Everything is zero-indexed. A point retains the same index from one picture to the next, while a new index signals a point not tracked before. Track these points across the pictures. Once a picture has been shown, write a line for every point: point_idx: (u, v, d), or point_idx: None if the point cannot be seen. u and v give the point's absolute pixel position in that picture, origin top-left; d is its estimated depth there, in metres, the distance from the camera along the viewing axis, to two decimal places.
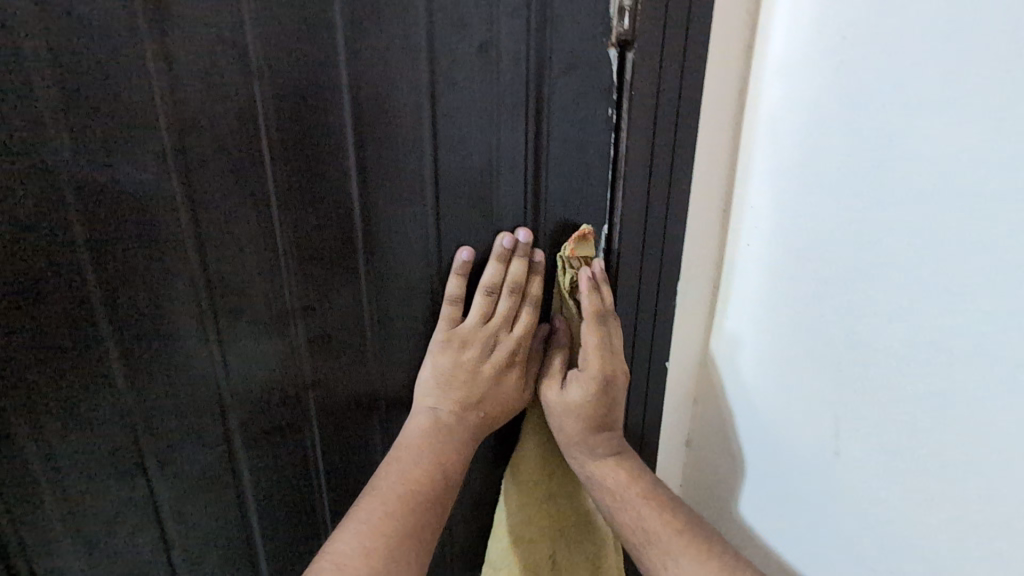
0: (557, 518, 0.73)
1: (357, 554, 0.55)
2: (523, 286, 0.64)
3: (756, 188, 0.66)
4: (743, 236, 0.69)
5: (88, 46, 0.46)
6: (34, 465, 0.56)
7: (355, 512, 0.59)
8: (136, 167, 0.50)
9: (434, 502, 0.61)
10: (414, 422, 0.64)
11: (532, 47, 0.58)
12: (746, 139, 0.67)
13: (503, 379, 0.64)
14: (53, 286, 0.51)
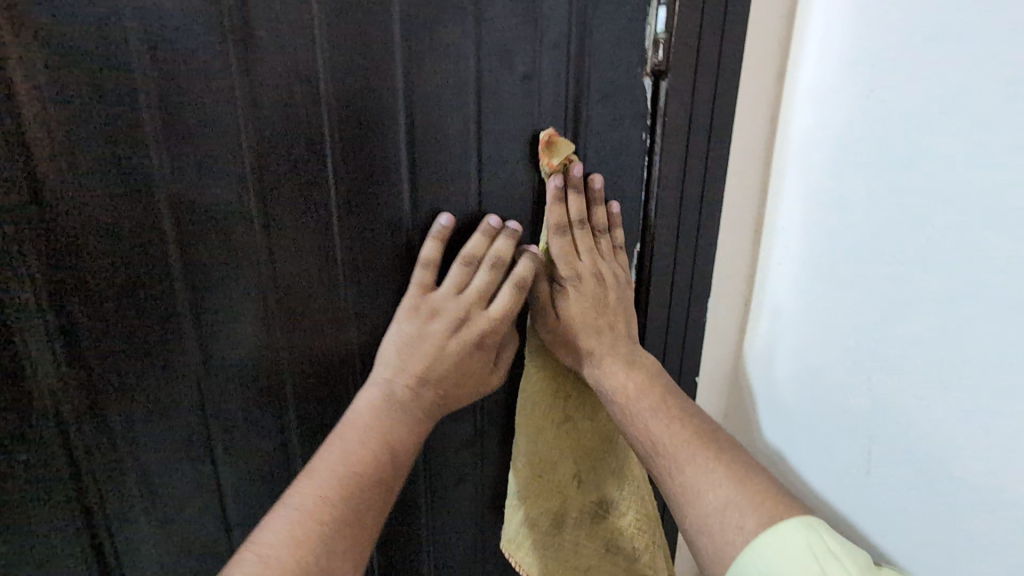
0: (576, 445, 0.71)
1: (286, 543, 0.48)
2: (507, 262, 0.62)
3: (785, 212, 0.69)
4: (773, 257, 0.72)
5: (187, 80, 0.52)
6: (122, 451, 0.62)
7: (288, 496, 0.52)
8: (221, 185, 0.56)
9: (380, 482, 0.55)
10: (364, 396, 0.59)
11: (572, 77, 0.63)
12: (777, 166, 0.70)
13: (470, 357, 0.61)
14: (151, 284, 0.57)
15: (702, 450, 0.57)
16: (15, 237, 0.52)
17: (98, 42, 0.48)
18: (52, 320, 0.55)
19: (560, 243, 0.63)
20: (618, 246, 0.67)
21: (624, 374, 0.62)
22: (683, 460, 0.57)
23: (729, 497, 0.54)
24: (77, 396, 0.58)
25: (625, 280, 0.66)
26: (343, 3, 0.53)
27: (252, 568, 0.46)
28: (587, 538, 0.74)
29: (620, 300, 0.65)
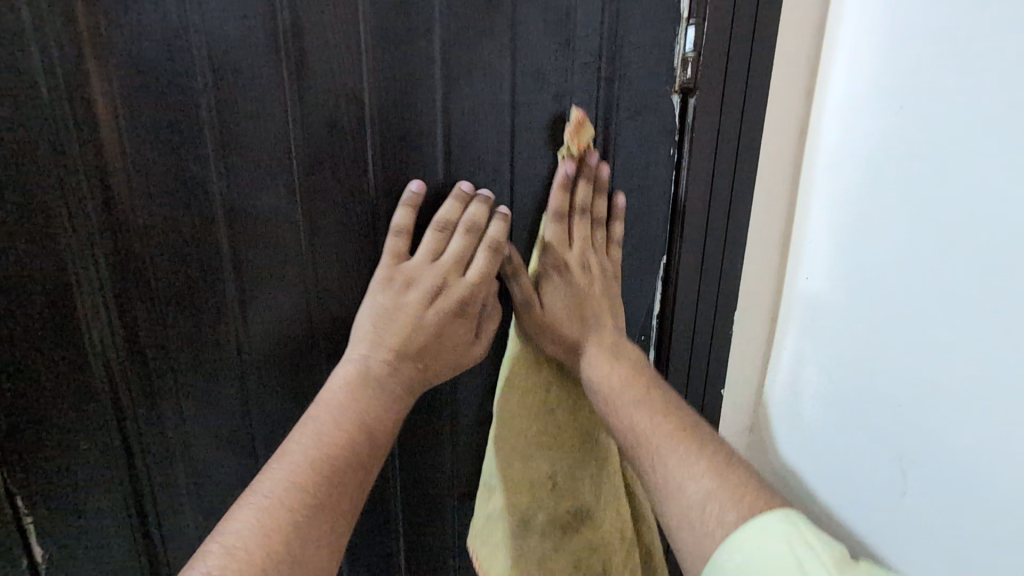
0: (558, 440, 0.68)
1: (254, 533, 0.46)
2: (482, 229, 0.62)
3: (814, 227, 0.70)
4: (801, 272, 0.72)
5: (245, 98, 0.56)
6: (173, 445, 0.65)
7: (258, 484, 0.50)
8: (272, 195, 0.59)
9: (357, 464, 0.53)
10: (340, 372, 0.58)
11: (602, 96, 0.66)
12: (806, 182, 0.70)
13: (449, 327, 0.61)
14: (208, 285, 0.60)
15: (685, 444, 0.56)
16: (83, 234, 0.55)
17: (168, 62, 0.53)
18: (115, 316, 0.58)
19: (554, 228, 0.65)
20: (613, 240, 0.68)
21: (608, 366, 0.63)
22: (665, 452, 0.56)
23: (708, 489, 0.52)
24: (135, 389, 0.61)
25: (612, 274, 0.67)
26: (389, 28, 0.57)
27: (217, 560, 0.44)
28: (561, 550, 0.69)
29: (605, 291, 0.66)
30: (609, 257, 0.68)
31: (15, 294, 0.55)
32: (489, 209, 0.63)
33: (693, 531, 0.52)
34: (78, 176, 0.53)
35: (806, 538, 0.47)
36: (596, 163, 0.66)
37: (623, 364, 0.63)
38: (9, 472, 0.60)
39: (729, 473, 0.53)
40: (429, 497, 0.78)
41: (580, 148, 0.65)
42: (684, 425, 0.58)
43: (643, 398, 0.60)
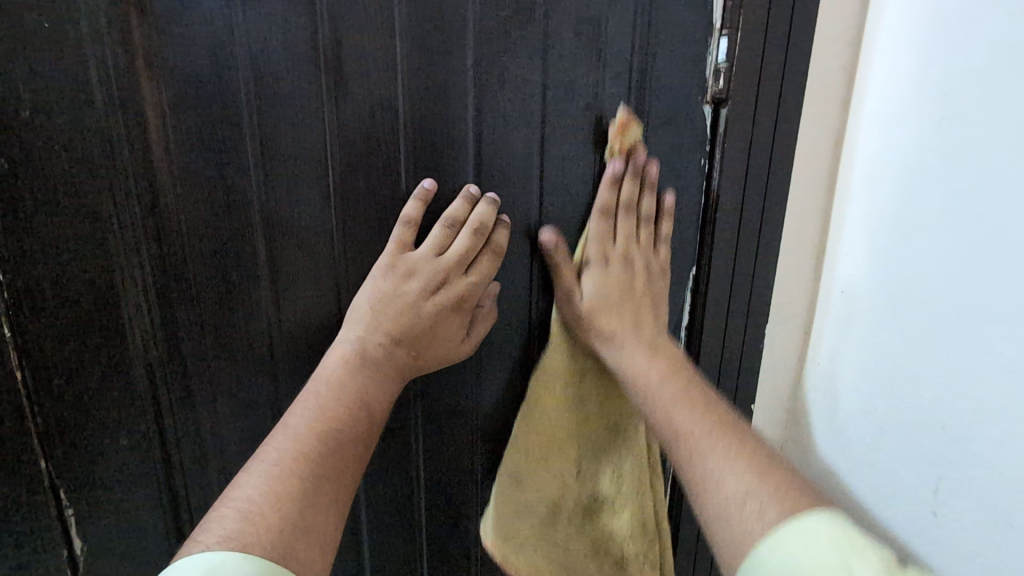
0: (587, 430, 0.71)
1: (265, 498, 0.48)
2: (489, 231, 0.62)
3: (852, 229, 0.68)
4: (839, 274, 0.70)
5: (285, 107, 0.58)
6: (206, 441, 0.66)
7: (265, 452, 0.52)
8: (308, 201, 0.61)
9: (356, 437, 0.55)
10: (335, 351, 0.59)
11: (633, 106, 0.66)
12: (843, 187, 0.69)
13: (445, 321, 0.62)
14: (244, 286, 0.62)
15: (723, 438, 0.55)
16: (129, 236, 0.57)
17: (215, 73, 0.55)
18: (157, 315, 0.60)
19: (599, 223, 0.65)
20: (661, 237, 0.67)
21: (646, 361, 0.62)
22: (702, 448, 0.55)
23: (748, 484, 0.51)
24: (173, 386, 0.63)
25: (658, 273, 0.66)
26: (424, 39, 0.59)
27: (233, 524, 0.46)
28: (575, 531, 0.73)
29: (648, 286, 0.65)
30: (658, 254, 0.67)
31: (63, 293, 0.57)
32: (495, 211, 0.62)
33: (732, 523, 0.51)
34: (126, 179, 0.56)
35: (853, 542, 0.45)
36: (643, 161, 0.65)
37: (660, 359, 0.62)
38: (52, 464, 0.62)
39: (768, 469, 0.52)
40: (452, 500, 0.78)
41: (625, 146, 0.65)
42: (724, 421, 0.57)
43: (682, 393, 0.59)
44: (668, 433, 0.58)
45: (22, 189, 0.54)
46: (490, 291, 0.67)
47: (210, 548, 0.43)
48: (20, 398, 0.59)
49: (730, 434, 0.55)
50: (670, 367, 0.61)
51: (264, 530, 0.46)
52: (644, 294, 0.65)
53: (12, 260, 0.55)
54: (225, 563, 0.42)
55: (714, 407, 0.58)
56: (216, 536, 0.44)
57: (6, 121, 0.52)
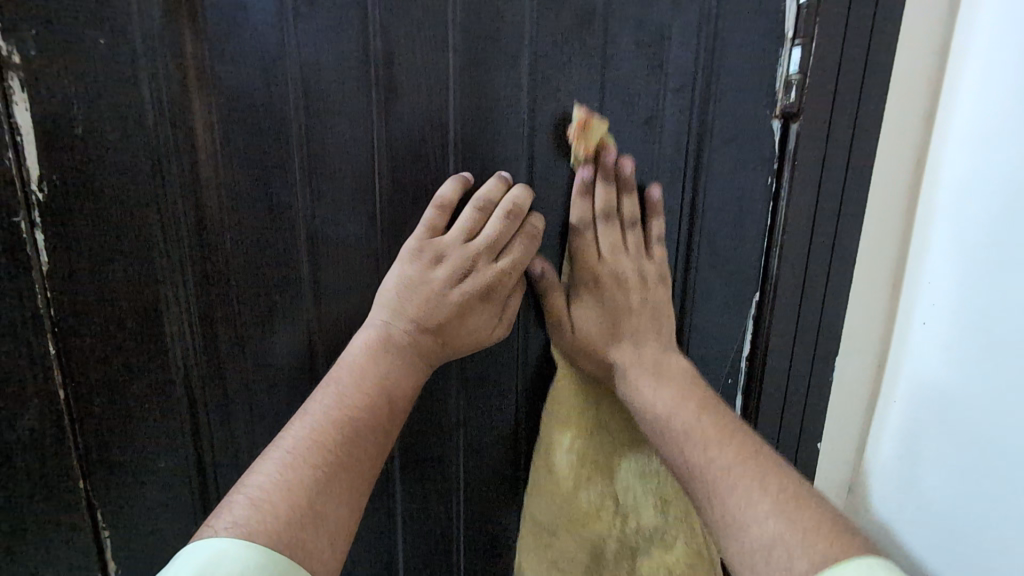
0: (614, 454, 0.66)
1: (278, 486, 0.45)
2: (522, 215, 0.58)
3: (934, 264, 0.62)
4: (918, 311, 0.64)
5: (334, 123, 0.56)
6: (244, 466, 0.64)
7: (281, 439, 0.49)
8: (355, 222, 0.59)
9: (375, 428, 0.51)
10: (361, 335, 0.55)
11: (695, 122, 0.62)
12: (925, 203, 0.62)
13: (474, 310, 0.57)
14: (288, 307, 0.60)
15: (747, 476, 0.49)
16: (175, 252, 0.56)
17: (265, 89, 0.54)
18: (199, 335, 0.59)
19: (580, 242, 0.61)
20: (652, 238, 0.63)
21: (653, 391, 0.58)
22: (722, 488, 0.50)
23: (776, 534, 0.45)
24: (214, 409, 0.61)
25: (656, 277, 0.62)
26: (477, 51, 0.56)
27: (243, 510, 0.43)
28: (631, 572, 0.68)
29: (645, 301, 0.61)
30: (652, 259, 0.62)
31: (108, 310, 0.56)
32: (531, 195, 0.58)
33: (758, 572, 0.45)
34: (175, 197, 0.55)
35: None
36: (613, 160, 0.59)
37: (669, 390, 0.57)
38: (90, 486, 0.60)
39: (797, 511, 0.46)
40: (491, 536, 0.74)
41: (591, 149, 0.59)
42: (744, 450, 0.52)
43: (693, 424, 0.54)
44: (681, 471, 0.54)
45: (74, 207, 0.53)
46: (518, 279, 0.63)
47: (218, 534, 0.41)
48: (63, 417, 0.58)
49: (757, 469, 0.50)
50: (681, 398, 0.56)
51: (272, 518, 0.43)
52: (642, 315, 0.62)
53: (60, 277, 0.55)
54: (228, 550, 0.40)
55: (735, 437, 0.52)
56: (223, 522, 0.42)
57: (62, 139, 0.51)
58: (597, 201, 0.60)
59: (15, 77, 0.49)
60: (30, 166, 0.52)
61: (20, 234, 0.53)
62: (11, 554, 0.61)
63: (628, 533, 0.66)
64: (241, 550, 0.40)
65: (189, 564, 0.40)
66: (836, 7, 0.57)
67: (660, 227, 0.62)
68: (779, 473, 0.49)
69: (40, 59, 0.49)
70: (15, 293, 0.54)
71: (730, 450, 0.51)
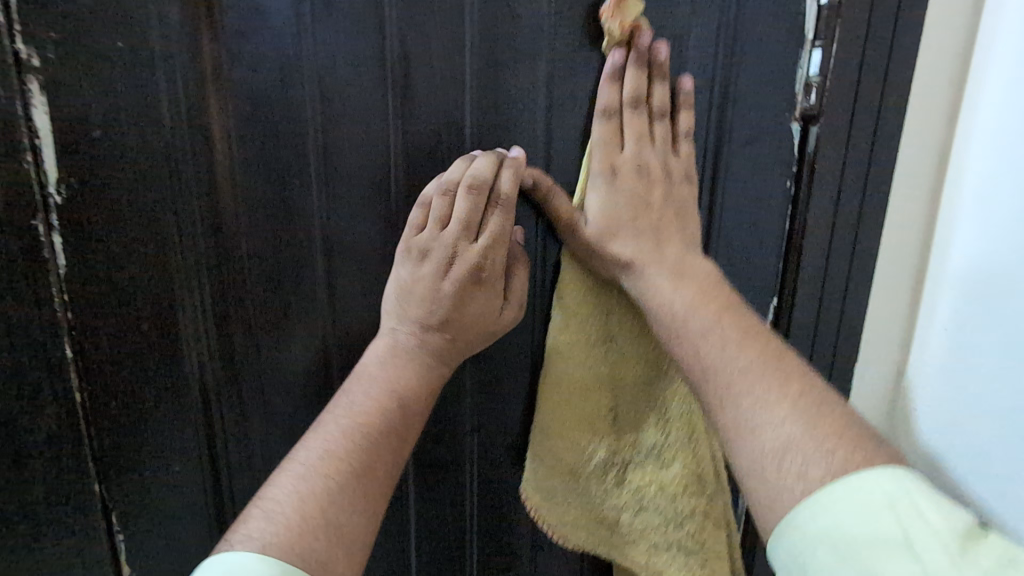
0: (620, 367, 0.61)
1: (292, 498, 0.45)
2: (490, 188, 0.54)
3: (966, 215, 0.59)
4: (942, 306, 0.62)
5: (349, 125, 0.55)
6: (259, 469, 0.63)
7: (296, 452, 0.48)
8: (370, 224, 0.58)
9: (389, 438, 0.51)
10: (373, 348, 0.55)
11: (714, 124, 0.61)
12: (956, 160, 0.60)
13: (471, 299, 0.55)
14: (303, 310, 0.59)
15: (765, 376, 0.47)
16: (190, 255, 0.56)
17: (281, 91, 0.53)
18: (214, 338, 0.58)
19: (602, 127, 0.55)
20: (680, 135, 0.56)
21: (669, 289, 0.53)
22: (737, 391, 0.47)
23: (791, 439, 0.44)
24: (228, 411, 0.61)
25: (682, 176, 0.55)
26: (494, 51, 0.56)
27: (257, 523, 0.43)
28: (618, 489, 0.62)
29: (668, 198, 0.54)
30: (678, 155, 0.56)
31: (123, 314, 0.56)
32: (499, 165, 0.54)
33: (767, 478, 0.45)
34: (191, 199, 0.54)
35: (917, 506, 0.40)
36: (648, 40, 0.54)
37: (690, 289, 0.52)
38: (106, 489, 0.60)
39: (815, 421, 0.45)
40: (505, 541, 0.74)
41: (626, 25, 0.54)
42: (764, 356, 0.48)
43: (714, 322, 0.50)
44: (696, 372, 0.50)
45: (90, 210, 0.53)
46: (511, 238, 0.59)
47: (232, 548, 0.42)
48: (78, 420, 0.58)
49: (777, 374, 0.47)
50: (701, 296, 0.52)
51: (286, 533, 0.43)
52: (665, 212, 0.54)
53: (77, 282, 0.55)
54: (243, 564, 0.40)
55: (758, 339, 0.49)
56: (238, 536, 0.42)
57: (80, 141, 0.51)
58: (625, 85, 0.54)
59: (34, 80, 0.49)
60: (48, 169, 0.52)
61: (38, 238, 0.53)
62: (27, 557, 0.61)
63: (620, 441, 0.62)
64: (257, 564, 0.40)
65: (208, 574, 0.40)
66: (856, 9, 0.56)
67: (689, 120, 0.56)
68: (800, 379, 0.47)
69: (59, 64, 0.49)
70: (32, 297, 0.54)
71: (750, 351, 0.48)
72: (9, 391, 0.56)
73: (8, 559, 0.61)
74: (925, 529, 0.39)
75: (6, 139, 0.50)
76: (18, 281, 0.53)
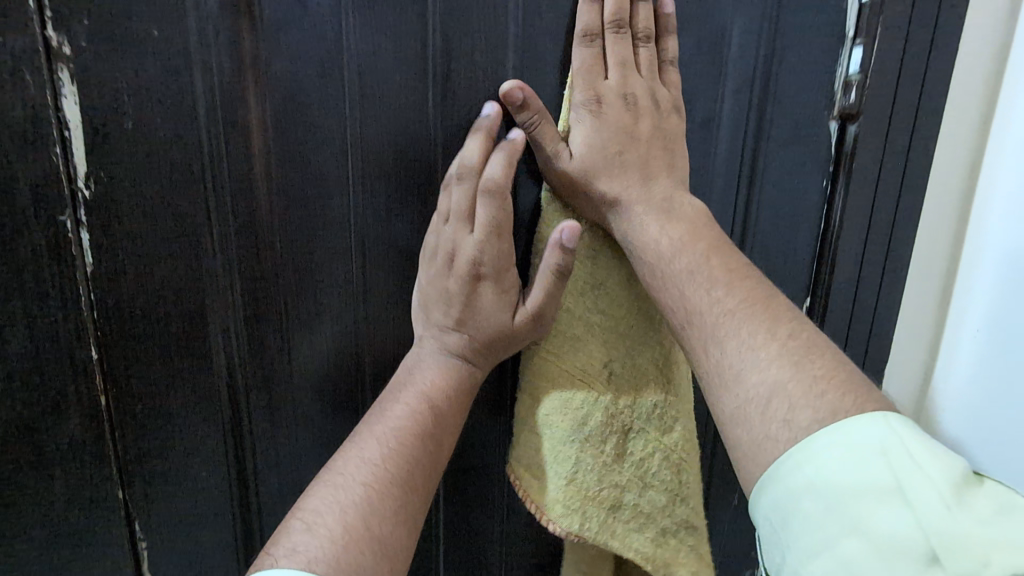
0: (611, 330, 0.54)
1: (333, 510, 0.42)
2: (475, 171, 0.51)
3: (990, 217, 0.59)
4: (966, 323, 0.62)
5: (387, 117, 0.54)
6: (286, 474, 0.61)
7: (334, 463, 0.46)
8: (407, 221, 0.57)
9: (427, 443, 0.49)
10: (410, 356, 0.55)
11: (754, 119, 0.60)
12: (990, 167, 0.59)
13: (478, 294, 0.52)
14: (336, 310, 0.58)
15: (753, 319, 0.43)
16: (222, 251, 0.54)
17: (321, 80, 0.52)
18: (244, 339, 0.56)
19: (584, 54, 0.51)
20: (668, 61, 0.53)
21: (658, 226, 0.49)
22: (722, 332, 0.44)
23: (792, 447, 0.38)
24: (258, 416, 0.59)
25: (671, 104, 0.52)
26: (536, 48, 0.54)
27: (301, 536, 0.41)
28: (613, 459, 0.54)
29: (658, 127, 0.51)
30: (666, 83, 0.53)
31: (151, 315, 0.54)
32: (486, 146, 0.52)
33: (751, 429, 0.40)
34: (224, 195, 0.52)
35: (910, 452, 0.35)
36: None
37: (679, 225, 0.49)
38: (130, 496, 0.58)
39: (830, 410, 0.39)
40: (535, 547, 0.72)
41: None
42: (758, 297, 0.44)
43: (702, 261, 0.47)
44: (681, 315, 0.47)
45: (120, 206, 0.51)
46: (549, 260, 0.51)
47: (276, 563, 0.39)
48: (103, 425, 0.56)
49: (766, 312, 0.43)
50: (692, 240, 0.48)
51: (333, 546, 0.40)
52: (652, 144, 0.51)
53: (104, 279, 0.52)
54: None
55: (744, 280, 0.45)
56: (282, 550, 0.40)
57: (110, 133, 0.49)
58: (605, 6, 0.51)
59: (65, 69, 0.47)
60: (78, 163, 0.50)
61: (66, 234, 0.51)
62: (45, 565, 0.59)
63: (619, 404, 0.54)
64: None
65: None
66: (899, 6, 0.56)
67: (675, 46, 0.53)
68: (793, 320, 0.43)
69: (91, 51, 0.47)
70: (58, 295, 0.52)
71: (739, 291, 0.45)
72: (32, 393, 0.54)
73: (26, 567, 0.59)
74: (920, 480, 0.34)
75: (35, 130, 0.48)
76: (42, 278, 0.51)
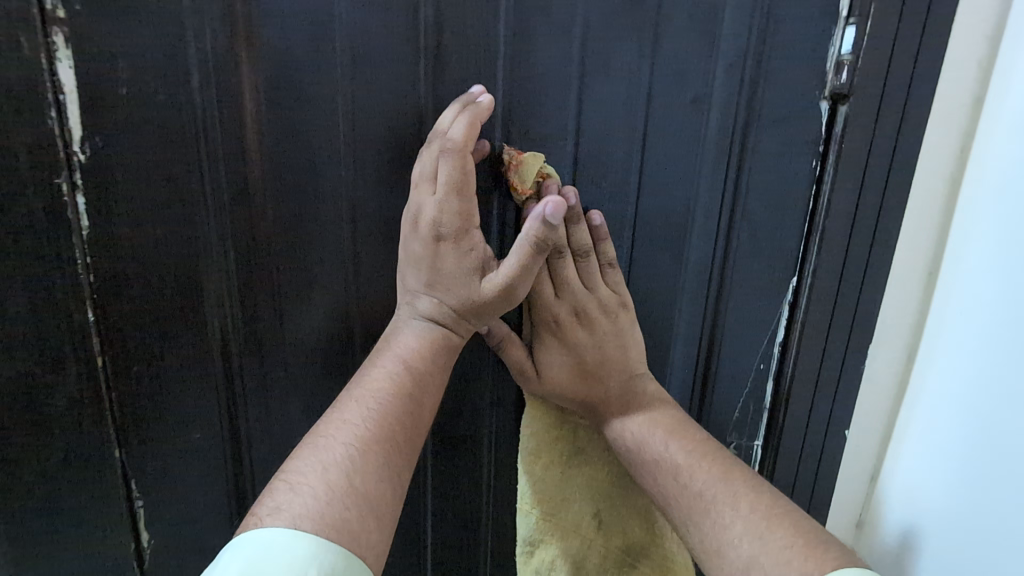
0: (596, 483, 0.63)
1: (316, 469, 0.44)
2: (442, 134, 0.52)
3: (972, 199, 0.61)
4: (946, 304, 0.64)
5: (378, 88, 0.54)
6: (276, 440, 0.63)
7: (319, 426, 0.48)
8: (397, 193, 0.57)
9: (408, 409, 0.50)
10: (394, 325, 0.56)
11: (743, 99, 0.60)
12: (977, 151, 0.60)
13: (443, 257, 0.53)
14: (327, 281, 0.59)
15: (719, 501, 0.51)
16: (215, 219, 0.55)
17: (312, 52, 0.52)
18: (236, 306, 0.58)
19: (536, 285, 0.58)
20: (608, 262, 0.59)
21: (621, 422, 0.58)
22: (698, 513, 0.51)
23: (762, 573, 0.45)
24: (249, 382, 0.60)
25: (615, 306, 0.59)
26: (528, 19, 0.55)
27: (284, 495, 0.43)
28: None
29: (614, 331, 0.59)
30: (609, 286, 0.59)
31: (144, 277, 0.55)
32: (458, 112, 0.52)
33: None
34: (218, 165, 0.53)
35: None
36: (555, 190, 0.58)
37: (637, 415, 0.58)
38: (125, 456, 0.60)
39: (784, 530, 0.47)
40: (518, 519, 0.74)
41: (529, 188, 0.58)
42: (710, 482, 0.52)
43: (665, 449, 0.55)
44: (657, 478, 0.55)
45: (115, 171, 0.52)
46: (528, 232, 0.50)
47: (262, 521, 0.41)
48: (99, 385, 0.57)
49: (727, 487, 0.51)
50: (649, 424, 0.57)
51: (315, 503, 0.42)
52: (606, 354, 0.59)
53: (99, 243, 0.54)
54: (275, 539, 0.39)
55: (707, 455, 0.54)
56: (267, 509, 0.42)
57: (105, 99, 0.50)
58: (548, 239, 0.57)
59: (59, 32, 0.48)
60: (73, 127, 0.50)
61: (62, 197, 0.52)
62: (42, 519, 0.61)
63: (611, 548, 0.63)
64: (287, 538, 0.39)
65: (238, 556, 0.39)
66: None
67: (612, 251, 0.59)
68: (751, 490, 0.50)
69: (86, 15, 0.48)
70: (54, 256, 0.53)
71: (701, 473, 0.53)
72: (32, 351, 0.55)
73: (25, 520, 0.61)
74: None
75: (31, 95, 0.49)
76: (40, 239, 0.53)
